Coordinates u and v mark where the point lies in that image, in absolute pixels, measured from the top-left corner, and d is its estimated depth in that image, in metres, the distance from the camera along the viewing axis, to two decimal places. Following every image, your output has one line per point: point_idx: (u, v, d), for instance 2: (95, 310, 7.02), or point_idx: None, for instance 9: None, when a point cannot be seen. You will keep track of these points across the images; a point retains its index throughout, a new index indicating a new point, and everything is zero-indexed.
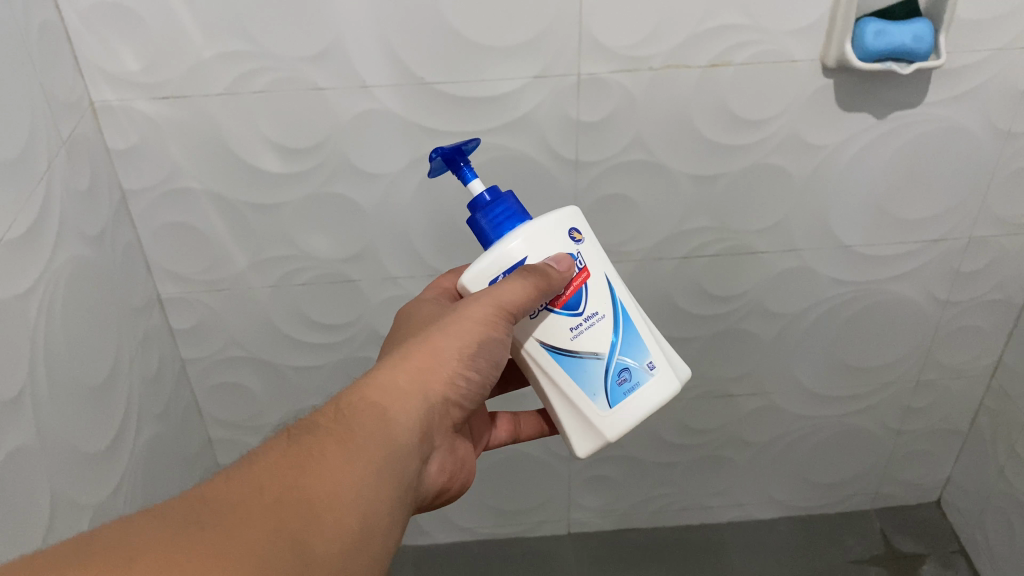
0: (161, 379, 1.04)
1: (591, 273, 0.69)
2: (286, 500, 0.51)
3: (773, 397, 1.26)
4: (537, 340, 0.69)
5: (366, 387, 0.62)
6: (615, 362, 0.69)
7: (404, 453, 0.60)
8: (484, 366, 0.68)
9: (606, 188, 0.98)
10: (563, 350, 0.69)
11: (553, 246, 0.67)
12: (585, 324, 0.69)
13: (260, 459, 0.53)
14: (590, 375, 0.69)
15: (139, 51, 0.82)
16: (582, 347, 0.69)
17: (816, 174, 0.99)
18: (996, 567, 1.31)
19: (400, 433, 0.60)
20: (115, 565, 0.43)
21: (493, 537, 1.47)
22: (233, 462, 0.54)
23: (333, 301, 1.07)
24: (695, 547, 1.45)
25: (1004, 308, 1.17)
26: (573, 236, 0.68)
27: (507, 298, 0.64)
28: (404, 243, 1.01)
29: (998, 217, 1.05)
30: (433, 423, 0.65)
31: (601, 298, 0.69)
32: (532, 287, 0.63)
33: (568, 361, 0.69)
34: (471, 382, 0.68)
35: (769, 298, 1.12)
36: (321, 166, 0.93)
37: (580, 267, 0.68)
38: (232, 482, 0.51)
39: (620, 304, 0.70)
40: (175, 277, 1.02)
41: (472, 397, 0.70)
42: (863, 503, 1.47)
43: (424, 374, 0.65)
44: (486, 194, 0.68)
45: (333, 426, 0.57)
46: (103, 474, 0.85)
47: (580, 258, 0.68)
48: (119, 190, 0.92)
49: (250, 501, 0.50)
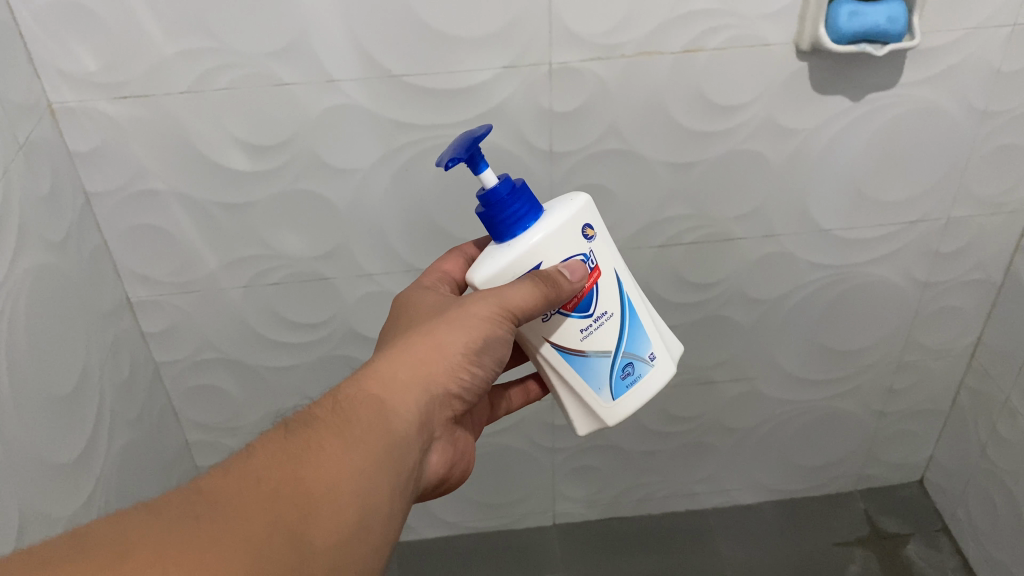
0: (134, 384, 1.02)
1: (601, 271, 0.67)
2: (284, 491, 0.49)
3: (756, 382, 1.26)
4: (550, 344, 0.68)
5: (366, 379, 0.60)
6: (621, 358, 0.69)
7: (403, 445, 0.58)
8: (485, 362, 0.66)
9: (582, 178, 0.96)
10: (572, 350, 0.68)
11: (568, 249, 0.65)
12: (595, 325, 0.68)
13: (258, 451, 0.52)
14: (597, 372, 0.69)
15: (97, 50, 0.80)
16: (591, 347, 0.68)
17: (793, 159, 0.98)
18: (979, 545, 1.32)
19: (402, 428, 0.59)
20: (108, 560, 0.42)
21: (478, 530, 1.46)
22: (231, 454, 0.53)
23: (309, 300, 1.05)
24: (681, 533, 1.45)
25: (983, 287, 1.17)
26: (586, 233, 0.66)
27: (513, 301, 0.62)
28: (379, 240, 1.00)
29: (976, 197, 1.05)
30: (434, 415, 0.64)
31: (611, 298, 0.68)
32: (542, 295, 0.62)
33: (578, 361, 0.68)
34: (474, 376, 0.66)
35: (749, 283, 1.11)
36: (290, 164, 0.91)
37: (591, 267, 0.66)
38: (230, 472, 0.50)
39: (626, 298, 0.69)
40: (144, 280, 1.00)
41: (475, 391, 0.68)
42: (846, 484, 1.47)
43: (426, 367, 0.63)
44: (504, 192, 0.63)
45: (333, 418, 0.56)
46: (75, 484, 0.84)
47: (592, 257, 0.66)
48: (83, 193, 0.90)
49: (248, 491, 0.49)
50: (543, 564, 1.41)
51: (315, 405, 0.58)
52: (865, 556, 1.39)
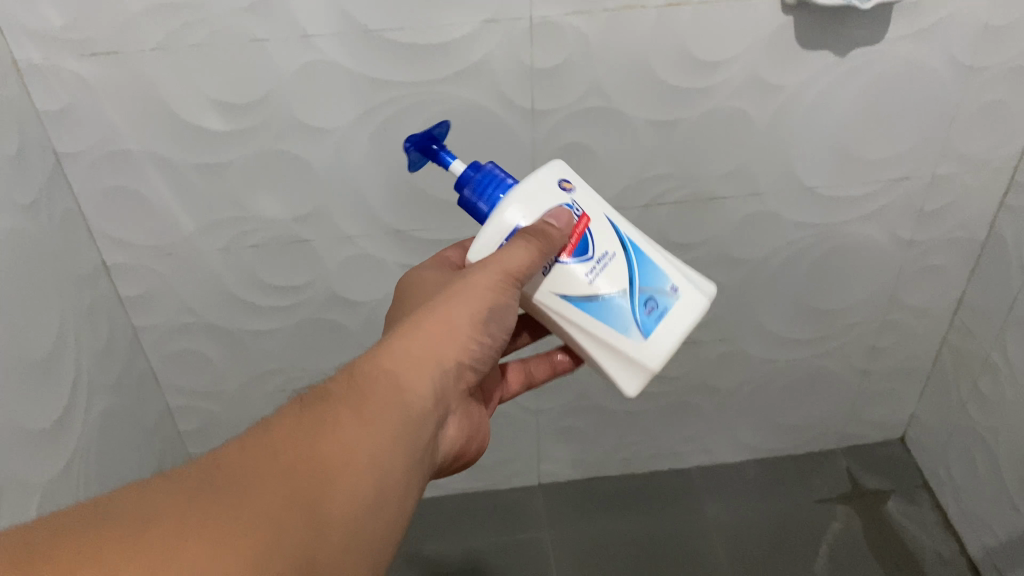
0: (113, 349, 1.01)
1: (591, 216, 0.66)
2: (300, 467, 0.49)
3: (739, 342, 1.26)
4: (563, 297, 0.66)
5: (380, 353, 0.60)
6: (638, 294, 0.66)
7: (417, 419, 0.58)
8: (490, 333, 0.65)
9: (565, 138, 0.95)
10: (584, 297, 0.66)
11: (547, 198, 0.65)
12: (598, 266, 0.65)
13: (276, 424, 0.52)
14: (618, 313, 0.66)
15: (63, 6, 0.77)
16: (602, 290, 0.65)
17: (777, 117, 0.97)
18: (958, 500, 1.33)
19: (414, 401, 0.58)
20: (125, 537, 0.42)
21: (464, 491, 1.46)
22: (249, 426, 0.52)
23: (289, 263, 1.04)
24: (665, 492, 1.46)
25: (966, 245, 1.17)
26: (564, 187, 0.66)
27: (513, 264, 0.61)
28: (359, 202, 0.98)
29: (961, 154, 1.04)
30: (449, 387, 0.63)
31: (607, 236, 0.66)
32: (536, 250, 0.61)
33: (594, 308, 0.66)
34: (486, 347, 0.66)
35: (734, 243, 1.11)
36: (266, 124, 0.89)
37: (578, 214, 0.66)
38: (247, 446, 0.50)
39: (627, 237, 0.67)
40: (120, 244, 0.98)
41: (488, 362, 0.68)
42: (829, 442, 1.48)
43: (436, 339, 0.62)
44: (469, 170, 0.66)
45: (349, 393, 0.55)
46: (53, 450, 0.83)
47: (576, 205, 0.66)
48: (53, 154, 0.87)
49: (264, 467, 0.49)
50: (528, 524, 1.42)
51: (330, 378, 0.58)
52: (847, 513, 1.40)
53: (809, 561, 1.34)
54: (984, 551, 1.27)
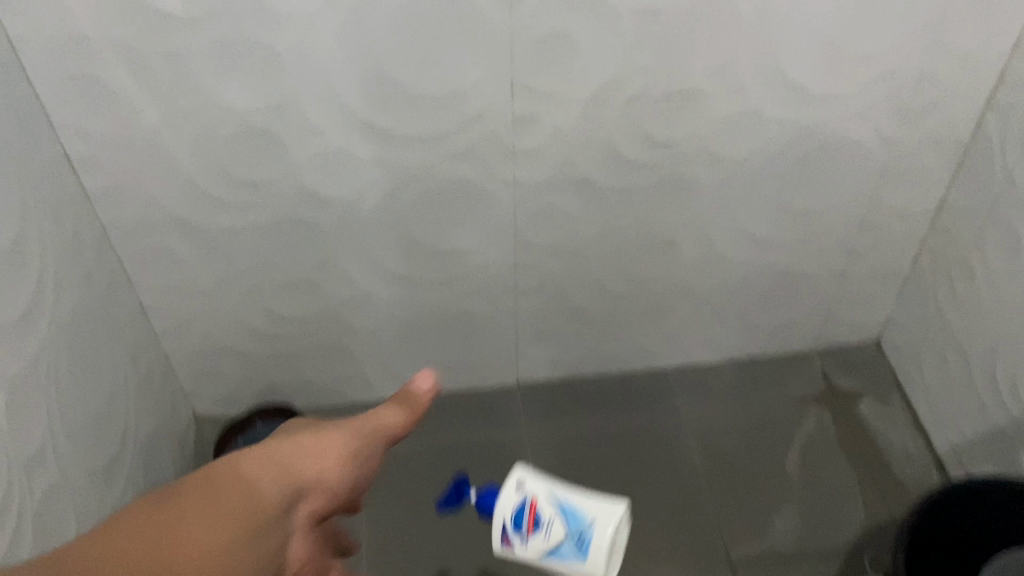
0: (79, 245, 0.98)
1: (535, 496, 0.75)
2: (142, 566, 0.51)
3: (718, 243, 1.25)
4: (534, 557, 0.76)
5: (234, 463, 0.60)
6: (573, 532, 0.73)
7: (269, 525, 0.58)
8: (352, 488, 0.66)
9: (544, 27, 0.91)
10: (542, 553, 0.75)
11: (510, 489, 0.77)
12: (546, 532, 0.74)
13: (121, 526, 0.53)
14: (563, 555, 0.74)
15: None
16: (553, 540, 0.74)
17: (764, 7, 0.93)
18: (929, 401, 1.36)
19: (268, 508, 0.59)
20: None
21: (441, 391, 1.46)
22: (92, 530, 0.53)
23: (260, 158, 1.01)
24: (641, 392, 1.46)
25: (952, 146, 1.15)
26: (518, 488, 0.77)
27: (389, 422, 0.68)
28: (330, 94, 0.95)
29: (950, 50, 1.01)
30: (301, 507, 0.62)
31: (542, 508, 0.75)
32: (411, 410, 0.69)
33: (555, 555, 0.74)
34: (351, 482, 0.66)
35: (716, 141, 1.09)
36: (229, 7, 0.85)
37: (526, 497, 0.76)
38: (88, 549, 0.51)
39: (556, 494, 0.75)
40: (82, 135, 0.94)
41: (350, 500, 0.67)
42: (805, 344, 1.49)
43: (300, 453, 0.63)
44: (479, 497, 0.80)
45: (197, 493, 0.56)
46: (19, 344, 0.82)
47: (525, 492, 0.76)
48: (6, 38, 0.83)
49: (104, 568, 0.50)
50: (506, 423, 1.42)
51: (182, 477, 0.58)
52: (820, 413, 1.42)
53: (780, 458, 1.36)
54: (950, 448, 1.30)
